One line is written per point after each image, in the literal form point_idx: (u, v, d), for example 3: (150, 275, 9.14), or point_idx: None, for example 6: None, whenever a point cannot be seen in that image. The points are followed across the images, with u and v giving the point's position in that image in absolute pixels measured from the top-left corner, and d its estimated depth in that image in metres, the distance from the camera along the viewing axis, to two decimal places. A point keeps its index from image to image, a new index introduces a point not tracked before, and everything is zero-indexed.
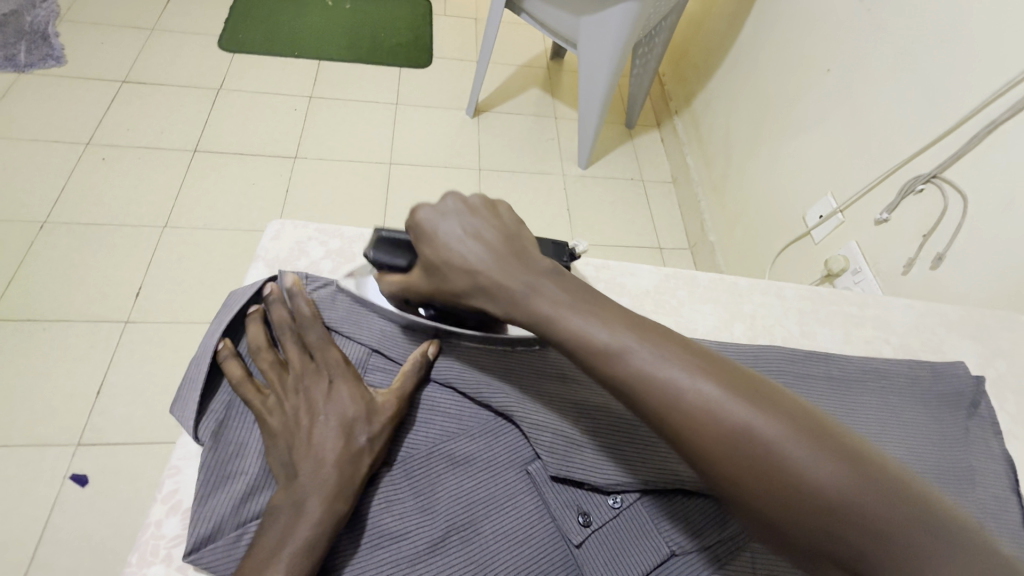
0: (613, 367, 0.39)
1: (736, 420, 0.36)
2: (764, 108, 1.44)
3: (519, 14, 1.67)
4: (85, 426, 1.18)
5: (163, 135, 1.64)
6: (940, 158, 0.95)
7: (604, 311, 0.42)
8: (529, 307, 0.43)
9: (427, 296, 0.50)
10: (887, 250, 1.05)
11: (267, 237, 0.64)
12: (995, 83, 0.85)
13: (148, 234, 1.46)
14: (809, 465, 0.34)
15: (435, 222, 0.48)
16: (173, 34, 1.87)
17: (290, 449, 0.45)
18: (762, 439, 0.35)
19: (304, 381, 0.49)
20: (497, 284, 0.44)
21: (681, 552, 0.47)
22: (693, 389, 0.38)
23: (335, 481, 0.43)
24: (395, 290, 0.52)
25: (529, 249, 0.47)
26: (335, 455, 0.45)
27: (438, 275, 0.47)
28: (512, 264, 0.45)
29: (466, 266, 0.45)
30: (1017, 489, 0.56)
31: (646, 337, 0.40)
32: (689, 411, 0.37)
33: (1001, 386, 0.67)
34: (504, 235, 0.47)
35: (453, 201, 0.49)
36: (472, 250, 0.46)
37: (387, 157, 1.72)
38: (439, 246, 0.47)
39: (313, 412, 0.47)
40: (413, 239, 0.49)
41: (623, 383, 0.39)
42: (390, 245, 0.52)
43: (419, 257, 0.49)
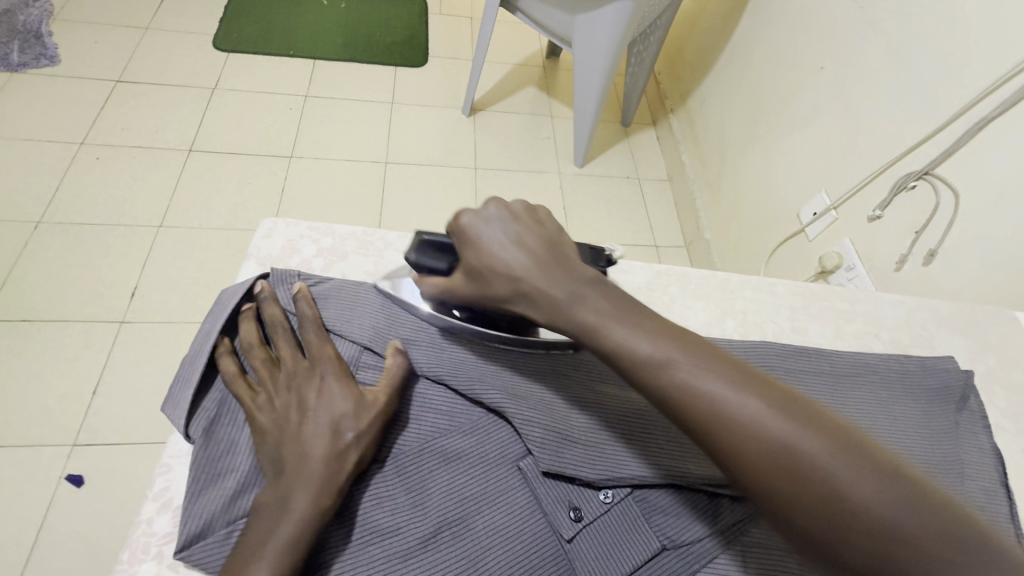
0: (656, 378, 0.39)
1: (780, 436, 0.36)
2: (758, 106, 1.44)
3: (514, 12, 1.67)
4: (81, 426, 1.17)
5: (158, 135, 1.64)
6: (931, 155, 0.95)
7: (648, 322, 0.41)
8: (571, 316, 0.42)
9: (466, 301, 0.49)
10: (880, 246, 1.05)
11: (260, 235, 0.64)
12: (985, 80, 0.86)
13: (142, 234, 1.45)
14: (853, 486, 0.33)
15: (479, 226, 0.47)
16: (167, 33, 1.87)
17: (280, 446, 0.46)
18: (808, 457, 0.35)
19: (297, 380, 0.49)
20: (541, 291, 0.44)
21: (671, 547, 0.47)
22: (737, 403, 0.37)
23: (323, 478, 0.44)
24: (432, 294, 0.52)
25: (571, 257, 0.46)
26: (325, 453, 0.45)
27: (481, 281, 0.47)
28: (555, 273, 0.44)
29: (511, 272, 0.45)
30: (1006, 482, 0.56)
31: (691, 350, 0.40)
32: (733, 425, 0.36)
33: (991, 380, 0.67)
34: (546, 242, 0.46)
35: (497, 206, 0.48)
36: (516, 257, 0.45)
37: (382, 157, 1.72)
38: (483, 252, 0.46)
39: (305, 410, 0.47)
40: (456, 244, 0.49)
41: (665, 395, 0.39)
42: (432, 248, 0.52)
43: (462, 261, 0.49)
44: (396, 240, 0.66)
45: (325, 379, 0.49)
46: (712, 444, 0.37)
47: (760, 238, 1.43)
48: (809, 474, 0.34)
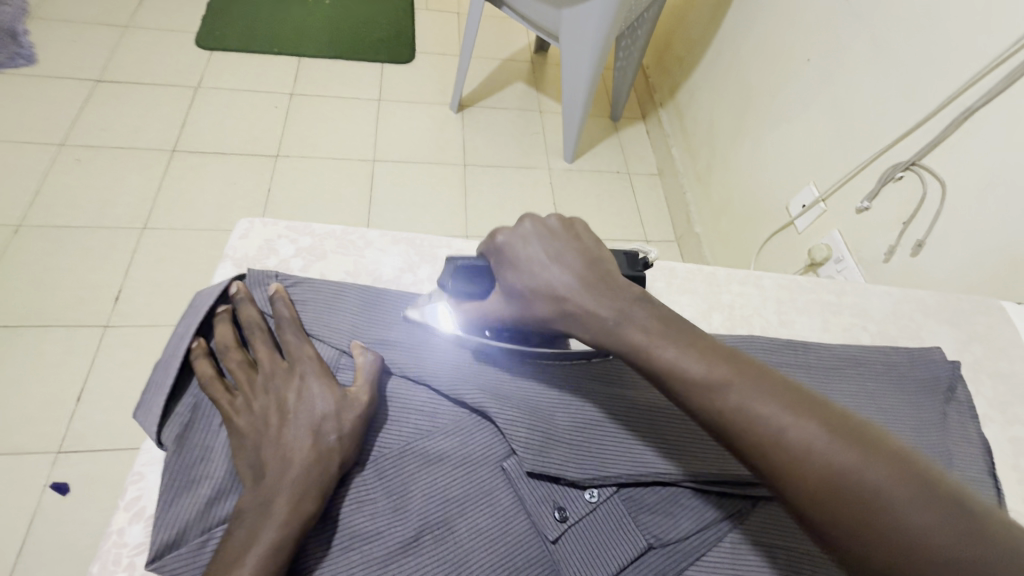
0: (709, 400, 0.38)
1: (840, 464, 0.34)
2: (747, 99, 1.44)
3: (500, 7, 1.65)
4: (65, 433, 1.15)
5: (140, 135, 1.61)
6: (918, 145, 0.95)
7: (700, 343, 0.40)
8: (621, 335, 0.42)
9: (508, 321, 0.49)
10: (868, 238, 1.05)
11: (236, 235, 0.62)
12: (970, 70, 0.86)
13: (126, 236, 1.43)
14: (921, 522, 0.31)
15: (517, 246, 0.47)
16: (148, 31, 1.83)
17: (258, 451, 0.44)
18: (867, 488, 0.33)
19: (275, 382, 0.48)
20: (586, 310, 0.43)
21: (658, 545, 0.47)
22: (794, 426, 0.36)
23: (301, 483, 0.42)
24: (472, 319, 0.51)
25: (611, 270, 0.46)
26: (304, 457, 0.44)
27: (524, 304, 0.46)
28: (598, 291, 0.44)
29: (554, 292, 0.44)
30: (994, 473, 0.56)
31: (746, 372, 0.38)
32: (791, 451, 0.35)
33: (978, 370, 0.67)
34: (585, 256, 0.46)
35: (532, 223, 0.47)
36: (559, 276, 0.45)
37: (370, 155, 1.70)
38: (524, 273, 0.46)
39: (285, 412, 0.47)
40: (494, 266, 0.48)
41: (718, 417, 0.37)
42: (467, 273, 0.50)
43: (500, 282, 0.48)
44: (377, 239, 0.64)
45: (305, 380, 0.48)
46: (768, 470, 0.36)
47: (750, 231, 1.43)
48: (870, 505, 0.33)
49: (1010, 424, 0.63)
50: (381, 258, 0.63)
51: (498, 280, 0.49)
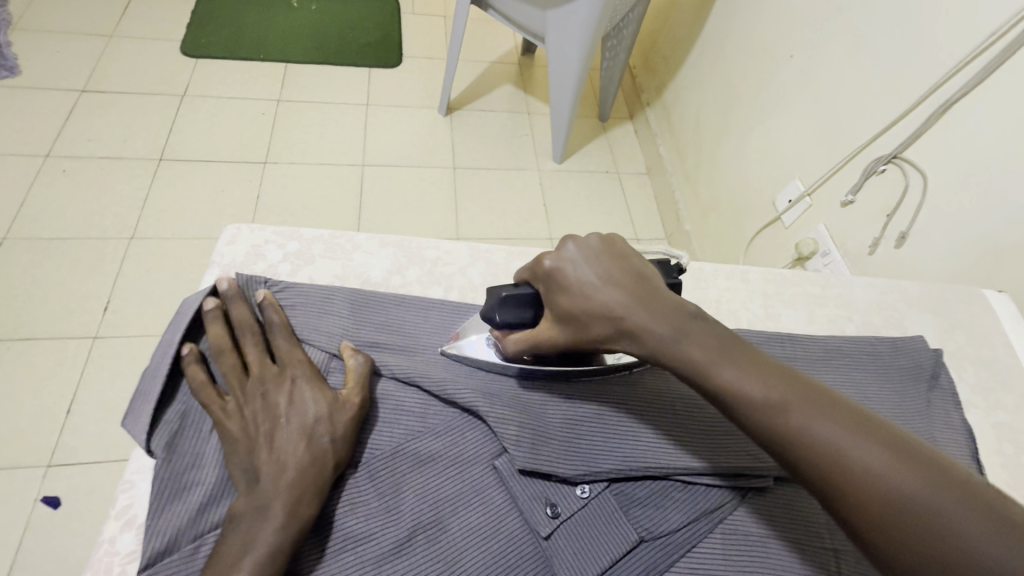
0: (765, 418, 0.39)
1: (903, 486, 0.34)
2: (732, 96, 1.45)
3: (486, 10, 1.66)
4: (56, 445, 1.14)
5: (127, 145, 1.60)
6: (899, 139, 0.96)
7: (756, 365, 0.41)
8: (676, 353, 0.43)
9: (561, 347, 0.49)
10: (853, 230, 1.06)
11: (223, 242, 0.62)
12: (947, 65, 0.88)
13: (114, 246, 1.42)
14: (979, 542, 0.32)
15: (567, 268, 0.48)
16: (132, 40, 1.83)
17: (251, 456, 0.45)
18: (931, 509, 0.34)
19: (266, 386, 0.48)
20: (643, 328, 0.44)
21: (650, 538, 0.47)
22: (851, 446, 0.37)
23: (294, 487, 0.43)
24: (519, 347, 0.51)
25: (658, 289, 0.46)
26: (296, 461, 0.44)
27: (577, 325, 0.47)
28: (654, 310, 0.44)
29: (609, 312, 0.45)
30: (977, 458, 0.57)
31: (802, 394, 0.39)
32: (853, 472, 0.36)
33: (961, 357, 0.68)
34: (634, 275, 0.47)
35: (578, 248, 0.48)
36: (612, 296, 0.46)
37: (359, 159, 1.70)
38: (577, 294, 0.47)
39: (274, 414, 0.47)
40: (545, 289, 0.49)
41: (775, 434, 0.39)
42: (514, 302, 0.50)
43: (552, 305, 0.49)
44: (365, 242, 0.65)
45: (295, 384, 0.48)
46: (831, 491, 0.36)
47: (738, 228, 1.45)
48: (927, 524, 0.33)
49: (993, 410, 0.64)
50: (369, 261, 0.63)
51: (548, 304, 0.49)
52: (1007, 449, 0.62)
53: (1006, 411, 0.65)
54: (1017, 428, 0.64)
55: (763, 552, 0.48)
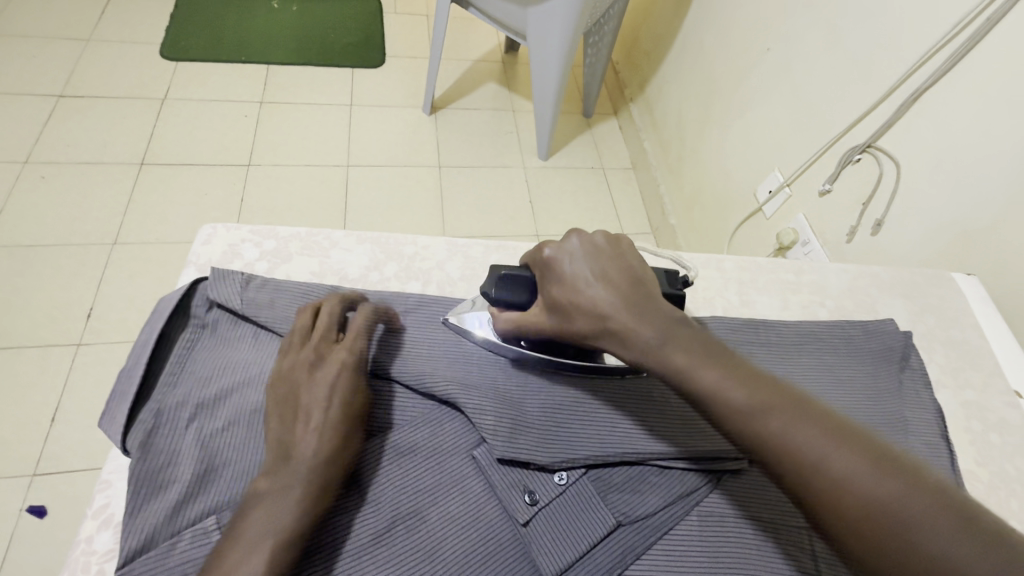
0: (746, 423, 0.38)
1: (880, 491, 0.34)
2: (712, 90, 1.47)
3: (467, 8, 1.66)
4: (41, 454, 1.13)
5: (107, 150, 1.59)
6: (873, 128, 0.98)
7: (737, 369, 0.40)
8: (662, 357, 0.42)
9: (546, 334, 0.50)
10: (831, 219, 1.08)
11: (199, 242, 0.62)
12: (916, 55, 0.90)
13: (96, 252, 1.41)
14: (951, 547, 0.32)
15: (564, 260, 0.48)
16: (110, 44, 1.81)
17: (284, 430, 0.45)
18: (904, 513, 0.33)
19: (319, 359, 0.49)
20: (627, 327, 0.43)
21: (627, 522, 0.48)
22: (834, 453, 0.36)
23: (321, 471, 0.43)
24: (510, 329, 0.53)
25: (654, 295, 0.46)
26: (325, 445, 0.44)
27: (564, 318, 0.47)
28: (642, 312, 0.44)
29: (594, 309, 0.45)
30: (947, 435, 0.58)
31: (785, 399, 0.39)
32: (833, 477, 0.35)
33: (931, 338, 0.70)
34: (629, 275, 0.47)
35: (581, 241, 0.49)
36: (600, 292, 0.46)
37: (344, 160, 1.70)
38: (568, 287, 0.47)
39: (316, 391, 0.46)
40: (540, 275, 0.50)
41: (755, 437, 0.38)
42: (510, 283, 0.52)
43: (543, 293, 0.50)
44: (342, 239, 0.65)
45: (343, 367, 0.48)
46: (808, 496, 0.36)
47: (721, 219, 1.46)
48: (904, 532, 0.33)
49: (962, 389, 0.66)
50: (347, 257, 0.63)
51: (542, 292, 0.51)
52: (975, 426, 0.64)
53: (975, 389, 0.67)
54: (985, 406, 0.65)
55: (737, 533, 0.49)
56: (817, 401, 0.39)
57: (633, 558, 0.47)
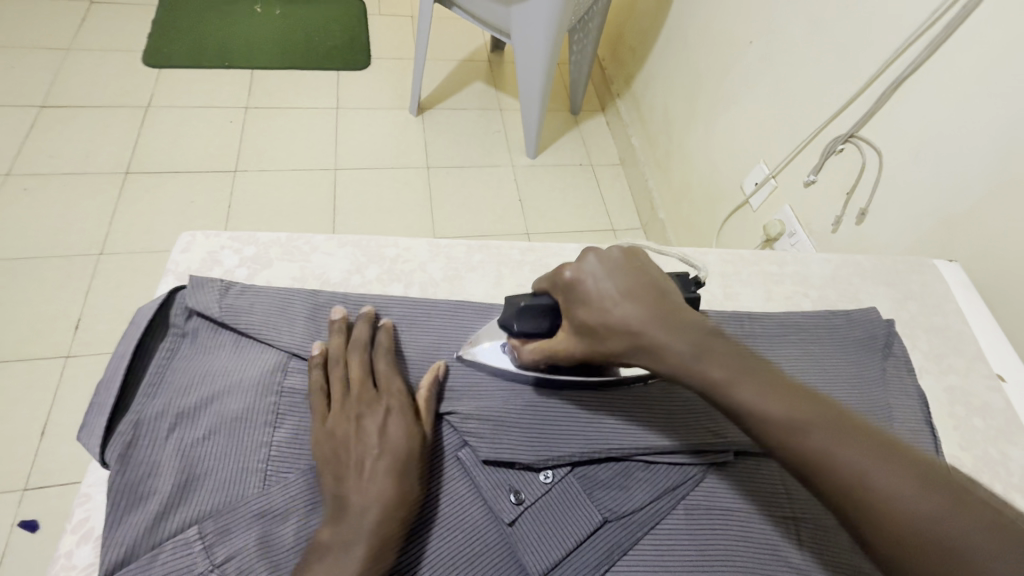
0: (793, 442, 0.37)
1: (923, 510, 0.34)
2: (697, 84, 1.47)
3: (451, 8, 1.65)
4: (31, 469, 1.12)
5: (91, 159, 1.57)
6: (855, 118, 0.98)
7: (776, 384, 0.40)
8: (698, 373, 0.41)
9: (579, 358, 0.48)
10: (816, 210, 1.09)
11: (177, 250, 0.62)
12: (894, 44, 0.90)
13: (82, 263, 1.39)
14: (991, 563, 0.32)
15: (585, 280, 0.46)
16: (91, 52, 1.79)
17: (339, 483, 0.44)
18: (946, 531, 0.33)
19: (368, 408, 0.48)
20: (663, 345, 0.42)
21: (613, 518, 0.48)
22: (880, 472, 0.35)
23: (381, 522, 0.42)
24: (537, 356, 0.50)
25: (681, 306, 0.45)
26: (383, 495, 0.43)
27: (595, 339, 0.45)
28: (675, 327, 0.43)
29: (628, 327, 0.44)
30: (930, 420, 0.59)
31: (829, 417, 0.38)
32: (876, 495, 0.35)
33: (913, 325, 0.70)
34: (652, 288, 0.45)
35: (598, 260, 0.47)
36: (629, 310, 0.44)
37: (331, 164, 1.69)
38: (594, 306, 0.45)
39: (367, 442, 0.46)
40: (564, 299, 0.48)
41: (802, 456, 0.37)
42: (530, 312, 0.50)
43: (569, 316, 0.48)
44: (323, 243, 0.64)
45: (390, 416, 0.48)
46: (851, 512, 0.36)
47: (709, 212, 1.47)
48: (949, 548, 0.33)
49: (945, 374, 0.67)
50: (328, 262, 0.63)
51: (567, 313, 0.48)
52: (958, 411, 0.64)
53: (957, 374, 0.67)
54: (968, 390, 0.66)
55: (724, 524, 0.49)
56: (858, 415, 0.39)
57: (620, 554, 0.47)
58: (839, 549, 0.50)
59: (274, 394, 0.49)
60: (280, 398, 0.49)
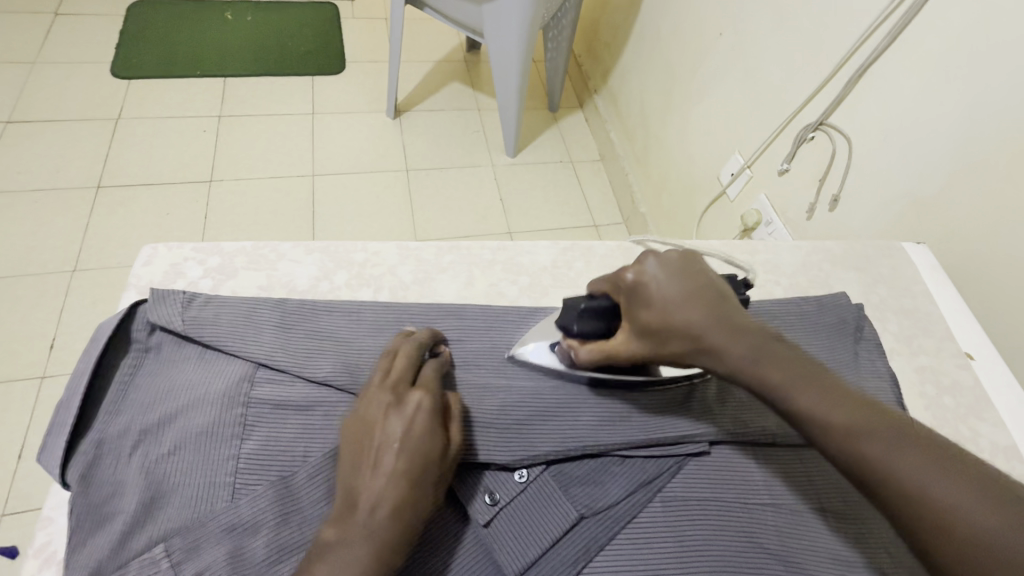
0: (847, 443, 0.39)
1: (976, 518, 0.35)
2: (671, 77, 1.48)
3: (423, 9, 1.64)
4: (9, 494, 1.10)
5: (61, 174, 1.54)
6: (824, 106, 0.99)
7: (835, 390, 0.41)
8: (758, 375, 0.43)
9: (638, 359, 0.49)
10: (791, 198, 1.10)
11: (139, 263, 0.61)
12: (857, 32, 0.91)
13: (55, 281, 1.37)
14: None
15: (648, 283, 0.47)
16: (57, 65, 1.75)
17: (353, 476, 0.42)
18: (996, 540, 0.34)
19: (398, 401, 0.45)
20: (725, 349, 0.44)
21: (590, 513, 0.48)
22: (930, 475, 0.37)
23: (389, 522, 0.40)
24: (594, 358, 0.51)
25: (739, 309, 0.46)
26: (395, 496, 0.41)
27: (656, 341, 0.47)
28: (736, 333, 0.44)
29: (689, 331, 0.45)
30: (901, 401, 0.60)
31: (890, 426, 0.39)
32: (927, 501, 0.36)
33: (884, 308, 0.71)
34: (711, 291, 0.47)
35: (663, 261, 0.48)
36: (692, 314, 0.45)
37: (309, 170, 1.67)
38: (658, 310, 0.46)
39: (388, 436, 0.43)
40: (625, 301, 0.49)
41: (853, 457, 0.39)
42: (591, 314, 0.51)
43: (630, 318, 0.49)
44: (289, 250, 0.64)
45: (419, 410, 0.44)
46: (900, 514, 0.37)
47: (689, 204, 1.48)
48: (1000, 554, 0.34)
49: (915, 355, 0.68)
50: (295, 270, 0.62)
51: (626, 314, 0.49)
52: (929, 390, 0.65)
53: (928, 354, 0.68)
54: (938, 369, 0.67)
55: (700, 513, 0.49)
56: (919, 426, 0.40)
57: (597, 550, 0.47)
58: (815, 534, 0.50)
59: (241, 406, 0.48)
60: (247, 409, 0.48)
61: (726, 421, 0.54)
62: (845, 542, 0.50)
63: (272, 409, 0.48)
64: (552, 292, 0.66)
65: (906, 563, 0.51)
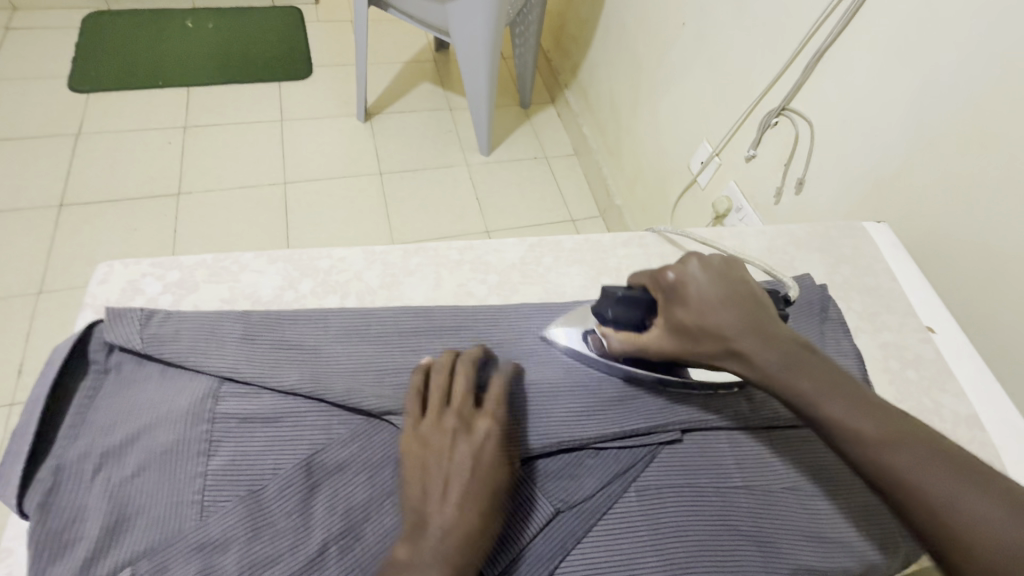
0: (872, 451, 0.40)
1: (987, 520, 0.36)
2: (638, 70, 1.49)
3: (388, 10, 1.63)
4: None
5: (21, 193, 1.49)
6: (785, 92, 1.01)
7: (865, 403, 0.43)
8: (787, 382, 0.45)
9: (669, 356, 0.52)
10: (758, 184, 1.12)
11: (95, 281, 0.59)
12: (813, 17, 0.93)
13: (20, 304, 1.32)
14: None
15: (689, 283, 0.52)
16: (11, 81, 1.70)
17: (423, 499, 0.44)
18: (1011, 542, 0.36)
19: (468, 430, 0.48)
20: (753, 351, 0.47)
21: (567, 507, 0.48)
22: (946, 481, 0.38)
23: (458, 551, 0.41)
24: (625, 348, 0.54)
25: (772, 316, 0.50)
26: (465, 525, 0.42)
27: (689, 339, 0.50)
28: (766, 337, 0.48)
29: (720, 333, 0.49)
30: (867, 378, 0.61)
31: (919, 438, 0.40)
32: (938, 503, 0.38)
33: (847, 288, 0.73)
34: (749, 297, 0.51)
35: (706, 266, 0.52)
36: (724, 317, 0.49)
37: (281, 178, 1.65)
38: (695, 310, 0.50)
39: (460, 463, 0.45)
40: (663, 298, 0.53)
41: (876, 465, 0.40)
42: (627, 303, 0.55)
43: (666, 315, 0.52)
44: (252, 261, 0.63)
45: (488, 438, 0.47)
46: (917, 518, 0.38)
47: (662, 194, 1.49)
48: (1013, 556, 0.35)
49: (879, 331, 0.70)
50: (259, 280, 0.61)
51: (662, 313, 0.53)
52: (893, 365, 0.67)
53: (890, 330, 0.70)
54: (902, 344, 0.69)
55: (677, 502, 0.49)
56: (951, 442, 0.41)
57: (574, 543, 0.47)
58: (788, 514, 0.51)
59: (206, 421, 0.47)
60: (213, 424, 0.47)
61: (698, 408, 0.55)
62: (815, 518, 0.51)
63: (239, 423, 0.47)
64: (522, 289, 0.66)
65: (875, 536, 0.52)
